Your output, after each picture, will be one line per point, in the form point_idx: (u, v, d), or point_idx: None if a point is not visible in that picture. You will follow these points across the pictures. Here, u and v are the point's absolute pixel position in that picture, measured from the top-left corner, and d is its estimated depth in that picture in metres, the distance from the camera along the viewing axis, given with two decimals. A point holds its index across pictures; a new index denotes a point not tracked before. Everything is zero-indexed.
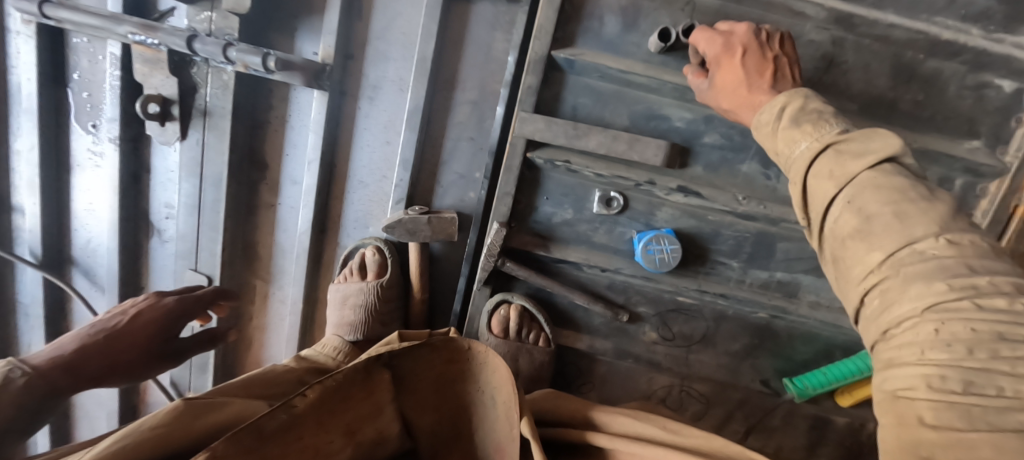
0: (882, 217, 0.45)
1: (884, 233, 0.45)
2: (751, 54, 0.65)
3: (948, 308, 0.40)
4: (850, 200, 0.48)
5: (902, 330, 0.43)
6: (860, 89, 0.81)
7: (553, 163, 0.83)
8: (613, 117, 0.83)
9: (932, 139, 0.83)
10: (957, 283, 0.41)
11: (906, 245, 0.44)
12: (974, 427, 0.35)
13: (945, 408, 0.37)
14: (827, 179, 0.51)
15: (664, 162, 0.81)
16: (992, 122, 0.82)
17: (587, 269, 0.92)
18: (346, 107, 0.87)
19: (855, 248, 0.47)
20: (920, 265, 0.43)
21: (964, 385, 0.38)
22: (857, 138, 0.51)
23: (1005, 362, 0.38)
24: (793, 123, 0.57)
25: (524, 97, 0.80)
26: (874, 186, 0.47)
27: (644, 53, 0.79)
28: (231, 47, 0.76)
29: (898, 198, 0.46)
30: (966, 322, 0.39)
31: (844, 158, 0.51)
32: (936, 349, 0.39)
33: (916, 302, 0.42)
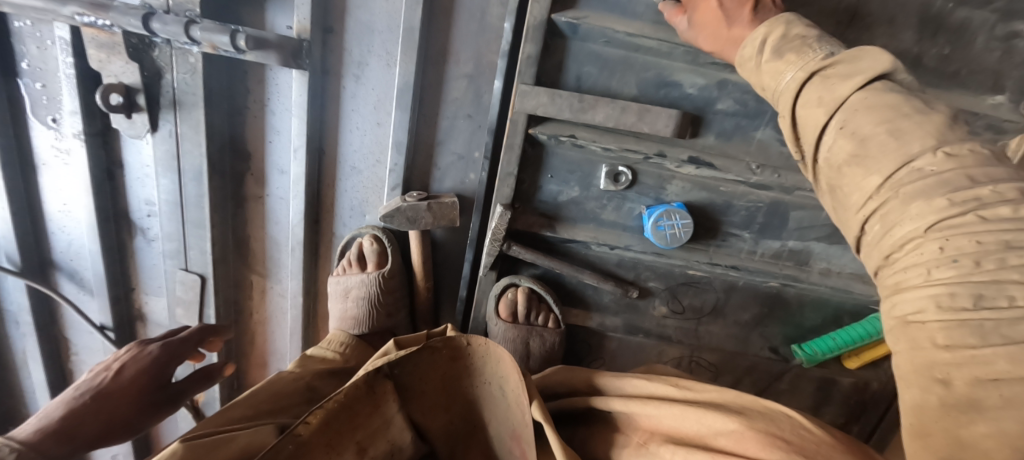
0: (877, 137, 0.41)
1: (880, 154, 0.41)
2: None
3: (950, 225, 0.36)
4: (842, 125, 0.44)
5: (905, 254, 0.39)
6: (884, 44, 0.76)
7: (557, 138, 0.78)
8: (621, 86, 0.77)
9: (953, 96, 0.78)
10: (960, 196, 0.37)
11: (904, 165, 0.40)
12: (987, 342, 0.33)
13: (957, 327, 0.34)
14: (816, 107, 0.46)
15: (674, 133, 0.76)
16: (1019, 75, 0.77)
17: (595, 247, 0.89)
18: (329, 86, 0.80)
19: (852, 175, 0.43)
20: (919, 179, 0.39)
21: (974, 300, 0.34)
22: (843, 61, 0.46)
23: (1015, 270, 0.33)
24: (776, 56, 0.51)
25: (523, 68, 0.73)
26: (866, 106, 0.43)
27: (653, 13, 0.71)
28: (194, 25, 0.68)
29: (887, 117, 0.42)
30: (971, 235, 0.35)
31: (831, 82, 0.46)
32: (942, 267, 0.36)
33: (917, 222, 0.38)
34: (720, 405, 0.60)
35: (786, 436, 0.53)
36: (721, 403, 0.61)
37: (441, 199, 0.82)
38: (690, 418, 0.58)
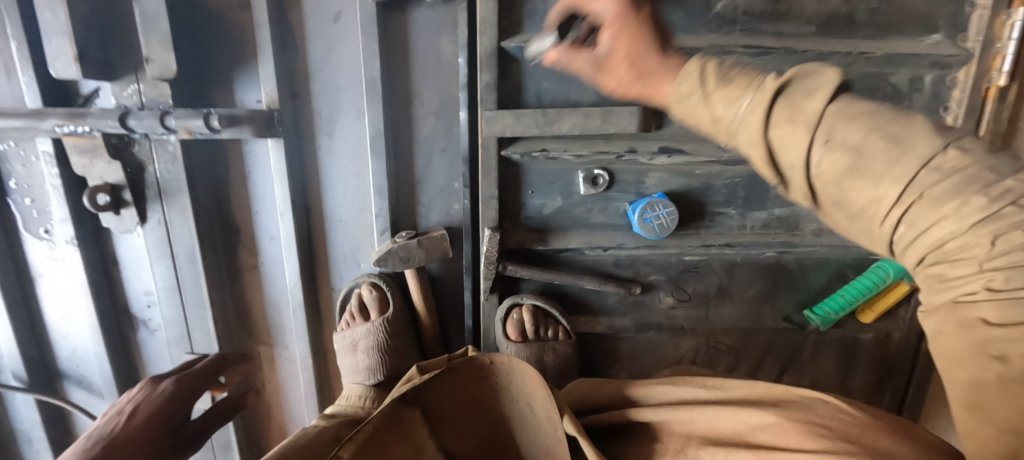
0: (873, 145, 0.34)
1: (882, 161, 0.33)
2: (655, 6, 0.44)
3: (996, 217, 0.31)
4: (829, 139, 0.35)
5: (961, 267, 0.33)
6: (814, 9, 0.82)
7: (529, 155, 0.81)
8: (580, 94, 0.80)
9: (892, 43, 0.84)
10: (991, 192, 0.31)
11: (921, 168, 0.33)
12: None
13: (1009, 305, 0.30)
14: (791, 125, 0.36)
15: (640, 127, 0.79)
16: (948, 13, 0.83)
17: (589, 251, 0.90)
18: (305, 147, 0.83)
19: (858, 189, 0.34)
20: (945, 177, 0.32)
21: None
22: (795, 78, 0.37)
23: None
24: (719, 80, 0.40)
25: (484, 95, 0.77)
26: (845, 116, 0.35)
27: None
28: (168, 115, 0.73)
29: (876, 120, 0.34)
30: (1020, 224, 0.30)
31: (795, 97, 0.36)
32: (998, 259, 0.31)
33: (959, 221, 0.32)
34: (752, 400, 0.54)
35: (829, 421, 0.46)
36: (759, 397, 0.55)
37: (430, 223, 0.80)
38: (723, 417, 0.51)
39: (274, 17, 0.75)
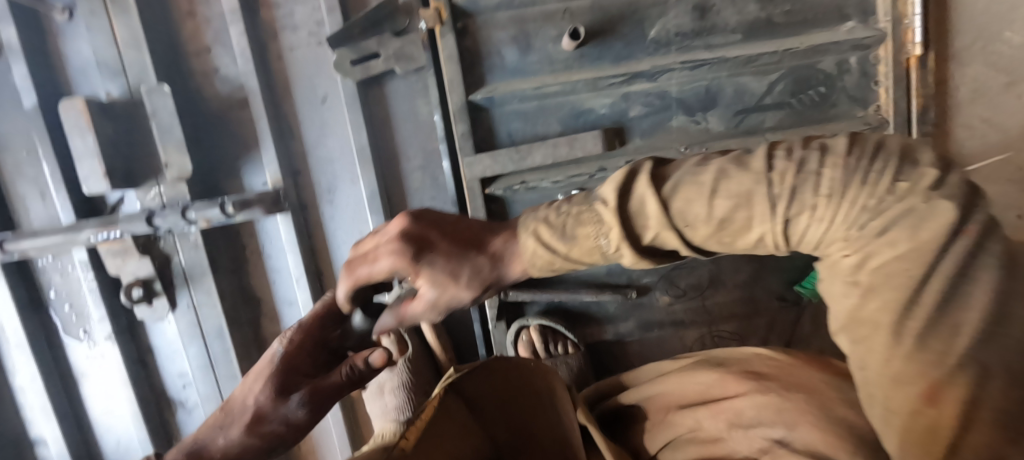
0: (721, 211, 0.39)
1: (736, 218, 0.39)
2: (441, 244, 0.45)
3: (837, 205, 0.36)
4: (686, 224, 0.40)
5: (827, 233, 0.37)
6: (737, 19, 0.94)
7: (511, 189, 0.91)
8: (546, 127, 0.93)
9: (814, 35, 0.95)
10: (821, 186, 0.36)
11: (766, 205, 0.37)
12: (906, 248, 0.33)
13: (891, 263, 0.34)
14: (656, 229, 0.41)
15: (603, 147, 0.90)
16: (854, 2, 0.95)
17: (582, 267, 0.97)
18: (311, 217, 0.92)
19: (738, 238, 0.40)
20: (775, 183, 0.37)
21: (901, 244, 0.33)
22: (620, 195, 0.41)
23: (900, 199, 0.34)
24: (569, 235, 0.43)
25: (462, 144, 0.88)
26: (680, 198, 0.40)
27: (547, 66, 0.92)
28: (188, 209, 0.82)
29: (705, 189, 0.39)
30: (853, 200, 0.35)
31: (638, 210, 0.41)
32: (865, 232, 0.35)
33: (819, 222, 0.37)
34: (706, 361, 0.60)
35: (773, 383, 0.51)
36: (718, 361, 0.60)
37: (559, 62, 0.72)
38: (684, 383, 0.58)
39: (270, 109, 0.87)
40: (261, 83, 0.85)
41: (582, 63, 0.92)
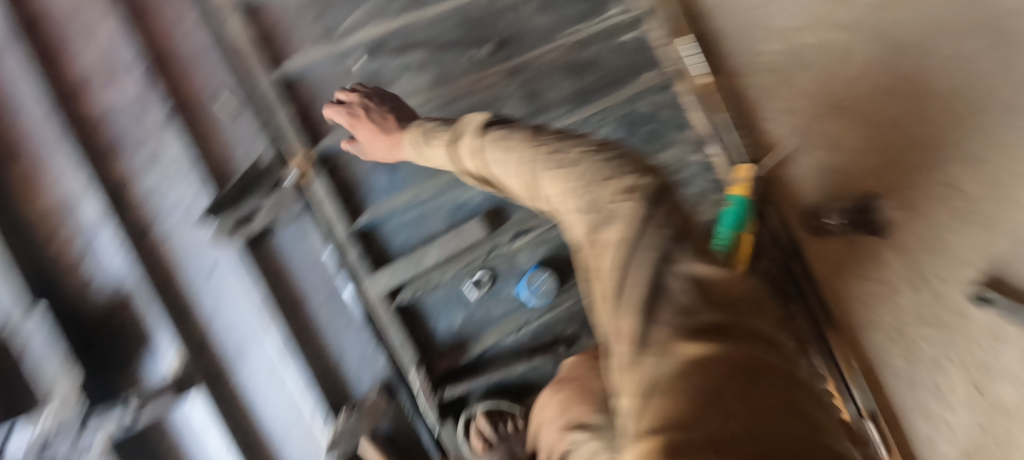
0: (498, 149, 0.54)
1: (503, 156, 0.54)
2: (372, 112, 0.86)
3: (577, 172, 0.47)
4: (478, 154, 0.57)
5: (586, 231, 0.45)
6: (562, 93, 1.13)
7: (416, 292, 0.97)
8: (433, 227, 1.02)
9: (624, 88, 1.16)
10: (570, 161, 0.48)
11: (524, 156, 0.51)
12: (599, 214, 0.44)
13: (596, 219, 0.44)
14: (468, 153, 0.59)
15: (488, 229, 1.00)
16: (642, 57, 1.20)
17: (508, 340, 1.02)
18: (226, 385, 0.96)
19: (499, 169, 0.54)
20: (567, 165, 0.48)
21: (597, 206, 0.44)
22: (463, 129, 0.62)
23: (607, 188, 0.45)
24: (428, 143, 0.69)
25: (358, 267, 0.95)
26: (490, 138, 0.56)
27: (420, 176, 1.01)
28: (86, 428, 0.83)
29: (504, 138, 0.55)
30: (580, 176, 0.47)
31: (466, 141, 0.60)
32: (587, 196, 0.45)
33: (555, 176, 0.48)
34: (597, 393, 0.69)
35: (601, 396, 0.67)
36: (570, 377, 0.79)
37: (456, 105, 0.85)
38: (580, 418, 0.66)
39: (162, 296, 0.93)
40: (144, 276, 0.93)
41: None
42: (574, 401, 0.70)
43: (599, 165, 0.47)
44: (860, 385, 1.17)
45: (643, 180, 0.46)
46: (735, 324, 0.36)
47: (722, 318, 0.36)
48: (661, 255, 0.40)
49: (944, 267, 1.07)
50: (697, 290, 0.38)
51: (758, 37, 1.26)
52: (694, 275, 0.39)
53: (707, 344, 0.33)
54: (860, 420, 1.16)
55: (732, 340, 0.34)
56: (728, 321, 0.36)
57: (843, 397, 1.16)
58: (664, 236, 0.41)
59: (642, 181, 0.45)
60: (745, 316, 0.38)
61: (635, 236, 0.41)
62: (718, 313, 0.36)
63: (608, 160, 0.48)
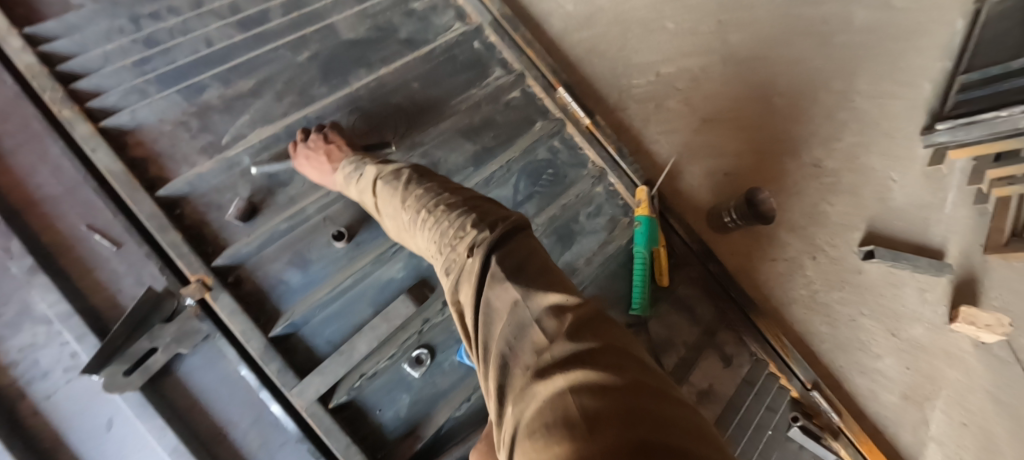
0: (394, 214, 0.75)
1: (401, 223, 0.75)
2: (317, 145, 0.97)
3: (445, 242, 0.63)
4: (386, 216, 0.78)
5: (476, 330, 0.57)
6: (463, 156, 1.18)
7: (353, 388, 0.94)
8: (359, 314, 1.00)
9: (520, 139, 1.24)
10: (443, 235, 0.64)
11: (413, 229, 0.70)
12: (461, 273, 0.60)
13: (464, 281, 0.59)
14: (379, 208, 0.80)
15: (415, 304, 1.01)
16: (531, 109, 1.30)
17: (461, 411, 0.99)
18: None
19: (401, 231, 0.75)
20: (456, 271, 0.61)
21: (458, 266, 0.60)
22: (375, 174, 0.82)
23: (467, 255, 0.60)
24: (350, 181, 0.87)
25: (284, 378, 0.89)
26: (389, 199, 0.77)
27: (334, 266, 1.01)
28: None
29: (398, 206, 0.74)
30: (449, 245, 0.62)
31: (374, 194, 0.81)
32: (451, 261, 0.61)
33: (431, 246, 0.66)
34: None
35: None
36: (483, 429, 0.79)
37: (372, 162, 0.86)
38: None
39: None
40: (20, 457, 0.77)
41: (363, 248, 1.04)
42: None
43: (471, 267, 0.58)
44: (797, 359, 1.27)
45: (482, 236, 0.61)
46: (620, 381, 0.45)
47: (615, 378, 0.45)
48: (549, 336, 0.50)
49: (780, 267, 1.44)
50: (585, 356, 0.48)
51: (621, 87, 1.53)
52: (582, 345, 0.49)
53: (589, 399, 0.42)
54: (807, 393, 1.25)
55: (614, 391, 0.43)
56: (618, 380, 0.45)
57: (786, 374, 1.26)
58: (542, 319, 0.52)
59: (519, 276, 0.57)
60: (635, 376, 0.47)
61: (510, 329, 0.53)
62: (605, 371, 0.46)
63: (462, 221, 0.64)
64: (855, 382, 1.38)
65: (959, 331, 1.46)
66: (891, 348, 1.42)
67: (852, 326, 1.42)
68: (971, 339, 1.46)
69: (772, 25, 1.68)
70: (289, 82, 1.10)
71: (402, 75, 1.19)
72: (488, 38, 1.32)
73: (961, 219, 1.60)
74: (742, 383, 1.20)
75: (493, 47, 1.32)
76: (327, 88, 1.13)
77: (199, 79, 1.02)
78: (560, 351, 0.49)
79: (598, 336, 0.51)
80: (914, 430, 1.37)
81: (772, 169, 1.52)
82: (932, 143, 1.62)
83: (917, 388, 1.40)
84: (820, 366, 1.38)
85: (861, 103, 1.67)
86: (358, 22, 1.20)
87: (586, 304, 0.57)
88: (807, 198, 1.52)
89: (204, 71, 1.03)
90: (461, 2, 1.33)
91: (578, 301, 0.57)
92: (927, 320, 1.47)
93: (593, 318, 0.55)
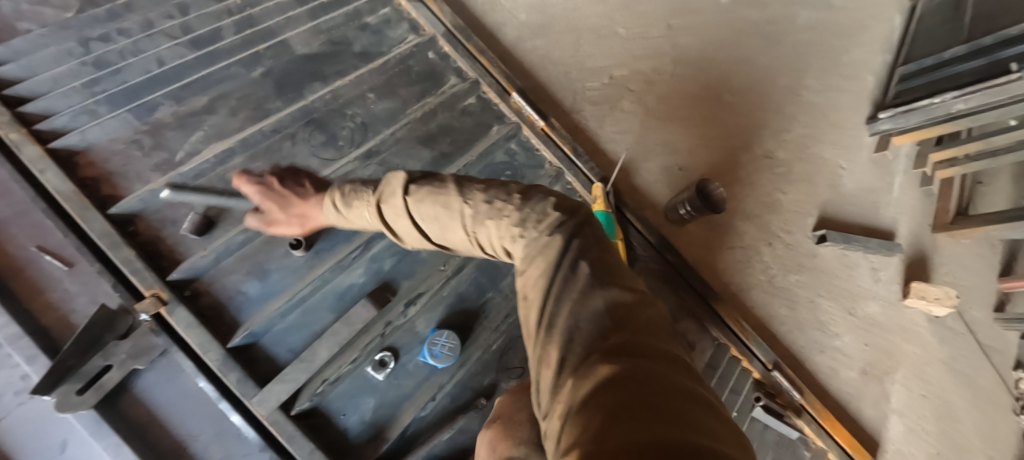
0: (435, 211, 0.72)
1: (443, 222, 0.72)
2: (277, 189, 0.95)
3: (516, 225, 0.64)
4: (415, 216, 0.75)
5: (540, 305, 0.57)
6: (421, 162, 1.20)
7: (316, 393, 0.94)
8: (321, 321, 1.01)
9: (477, 143, 1.27)
10: (513, 220, 0.65)
11: (468, 221, 0.69)
12: (537, 252, 0.60)
13: (539, 259, 0.59)
14: (397, 217, 0.77)
15: (376, 307, 1.03)
16: (488, 114, 1.33)
17: (427, 411, 1.00)
18: None
19: (443, 229, 0.72)
20: (534, 247, 0.61)
21: (534, 246, 0.61)
22: (383, 187, 0.80)
23: (545, 236, 0.60)
24: (348, 205, 0.86)
25: (243, 388, 0.90)
26: (422, 200, 0.73)
27: (293, 275, 1.02)
28: None
29: (438, 203, 0.72)
30: (522, 228, 0.63)
31: (388, 204, 0.78)
32: (525, 243, 0.62)
33: (499, 231, 0.66)
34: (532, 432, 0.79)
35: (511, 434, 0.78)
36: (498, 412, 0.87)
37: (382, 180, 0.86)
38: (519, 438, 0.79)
39: None
40: None
41: (322, 256, 1.05)
42: (497, 438, 0.79)
43: (557, 245, 0.59)
44: (756, 342, 1.32)
45: (563, 220, 0.62)
46: (674, 384, 0.43)
47: (667, 379, 0.43)
48: (612, 324, 0.50)
49: (738, 255, 1.49)
50: (642, 352, 0.46)
51: (575, 90, 1.59)
52: (649, 347, 0.48)
53: (654, 391, 0.40)
54: (768, 373, 1.29)
55: (678, 393, 0.41)
56: (670, 379, 0.43)
57: (748, 357, 1.30)
58: (611, 308, 0.52)
59: (593, 263, 0.58)
60: (686, 382, 0.44)
61: (578, 310, 0.53)
62: (673, 375, 0.44)
63: (536, 207, 0.65)
64: (816, 361, 1.42)
65: (913, 307, 1.53)
66: (849, 327, 1.47)
67: (810, 307, 1.48)
68: (923, 314, 1.53)
69: (718, 27, 1.76)
70: (243, 98, 1.12)
71: (357, 87, 1.22)
72: (442, 48, 1.36)
73: (908, 201, 1.69)
74: (705, 368, 1.23)
75: (447, 57, 1.36)
76: (282, 102, 1.15)
77: (152, 98, 1.04)
78: (628, 344, 0.48)
79: (666, 345, 0.50)
80: (876, 404, 1.41)
81: (727, 162, 1.58)
82: (877, 131, 1.71)
83: (876, 363, 1.45)
84: (781, 347, 1.42)
85: (810, 97, 1.75)
86: (312, 37, 1.23)
87: (650, 305, 0.56)
88: (761, 188, 1.58)
89: (156, 89, 1.05)
90: (414, 16, 1.37)
91: (647, 301, 0.56)
92: (883, 298, 1.52)
93: (661, 327, 0.53)
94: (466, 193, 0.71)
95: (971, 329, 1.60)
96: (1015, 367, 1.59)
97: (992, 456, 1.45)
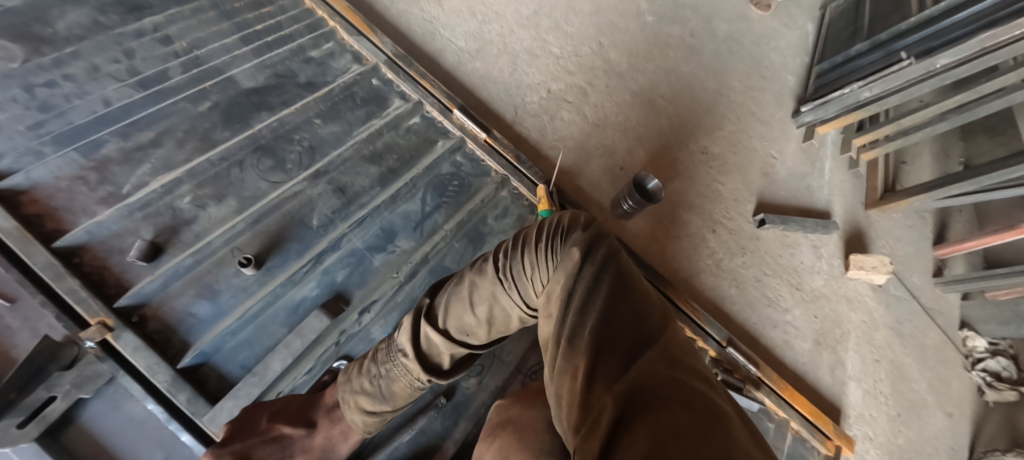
0: (480, 312, 0.78)
1: (497, 322, 0.80)
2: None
3: (546, 273, 0.72)
4: (464, 333, 0.81)
5: (563, 316, 0.62)
6: (368, 178, 1.25)
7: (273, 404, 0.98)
8: (274, 336, 1.03)
9: (422, 158, 1.34)
10: (541, 268, 0.72)
11: (513, 300, 0.76)
12: (559, 278, 0.67)
13: (558, 285, 0.66)
14: (442, 351, 0.83)
15: (329, 318, 1.04)
16: (431, 130, 1.41)
17: None
18: None
19: (496, 322, 0.80)
20: (560, 265, 0.67)
21: (555, 278, 0.68)
22: (414, 331, 0.84)
23: (565, 259, 0.67)
24: (388, 392, 0.85)
25: (193, 406, 0.91)
26: (462, 311, 0.80)
27: (243, 293, 1.03)
28: None
29: (480, 304, 0.78)
30: (550, 270, 0.71)
31: (431, 348, 0.83)
32: (551, 279, 0.69)
33: (535, 287, 0.74)
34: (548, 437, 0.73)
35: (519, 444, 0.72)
36: (508, 419, 0.80)
37: (400, 335, 0.86)
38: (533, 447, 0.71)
39: None
40: None
41: (273, 272, 1.07)
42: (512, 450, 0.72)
43: (577, 256, 0.65)
44: (709, 322, 1.38)
45: (580, 239, 0.69)
46: (696, 393, 0.48)
47: (690, 392, 0.47)
48: (630, 338, 0.56)
49: (683, 243, 1.56)
50: (661, 364, 0.51)
51: (516, 106, 1.69)
52: (670, 357, 0.53)
53: (686, 409, 0.44)
54: (723, 350, 1.35)
55: (709, 408, 0.46)
56: (691, 390, 0.48)
57: (703, 337, 1.35)
58: (627, 321, 0.58)
59: (611, 274, 0.63)
60: (705, 391, 0.49)
61: (598, 320, 0.57)
62: (699, 388, 0.49)
63: (558, 243, 0.72)
64: (769, 336, 1.48)
65: (856, 278, 1.60)
66: (796, 301, 1.54)
67: (758, 285, 1.55)
68: (866, 283, 1.60)
69: (646, 39, 1.91)
70: (189, 130, 1.16)
71: (303, 114, 1.29)
72: (384, 75, 1.45)
73: (840, 183, 1.76)
74: None
75: (390, 82, 1.45)
76: (229, 132, 1.20)
77: (97, 136, 1.07)
78: (656, 358, 0.52)
79: (688, 359, 0.55)
80: (831, 371, 1.47)
81: (664, 158, 1.68)
82: (802, 123, 1.81)
83: (826, 333, 1.51)
84: (734, 325, 1.48)
85: (735, 97, 1.86)
86: (258, 72, 1.31)
87: (667, 320, 0.60)
88: (700, 179, 1.67)
89: (102, 127, 1.09)
90: (357, 48, 1.47)
91: (663, 314, 0.61)
92: (826, 272, 1.60)
93: (680, 341, 0.58)
94: (493, 266, 0.79)
95: (914, 293, 1.63)
96: (961, 327, 1.61)
97: (949, 412, 1.49)
